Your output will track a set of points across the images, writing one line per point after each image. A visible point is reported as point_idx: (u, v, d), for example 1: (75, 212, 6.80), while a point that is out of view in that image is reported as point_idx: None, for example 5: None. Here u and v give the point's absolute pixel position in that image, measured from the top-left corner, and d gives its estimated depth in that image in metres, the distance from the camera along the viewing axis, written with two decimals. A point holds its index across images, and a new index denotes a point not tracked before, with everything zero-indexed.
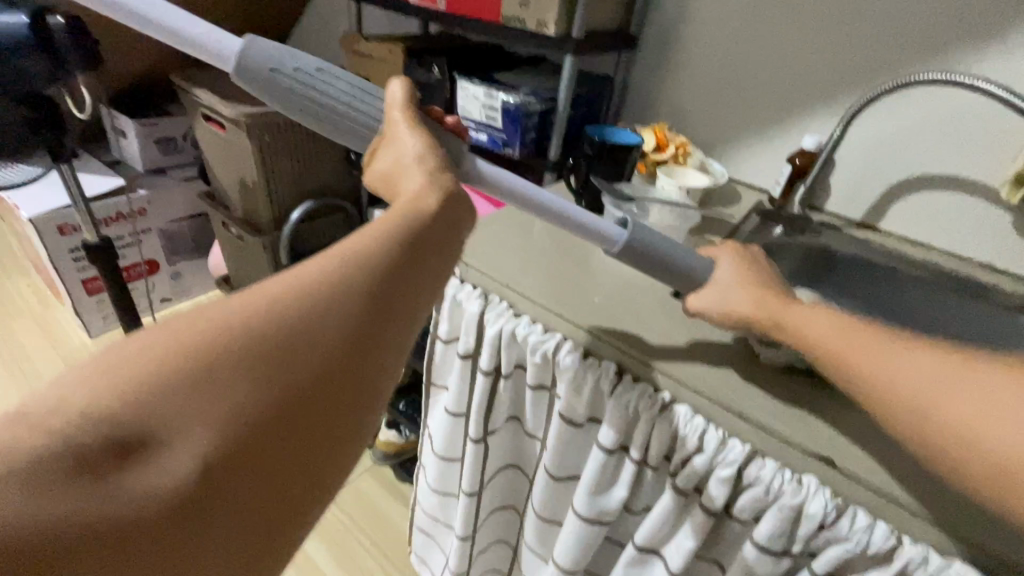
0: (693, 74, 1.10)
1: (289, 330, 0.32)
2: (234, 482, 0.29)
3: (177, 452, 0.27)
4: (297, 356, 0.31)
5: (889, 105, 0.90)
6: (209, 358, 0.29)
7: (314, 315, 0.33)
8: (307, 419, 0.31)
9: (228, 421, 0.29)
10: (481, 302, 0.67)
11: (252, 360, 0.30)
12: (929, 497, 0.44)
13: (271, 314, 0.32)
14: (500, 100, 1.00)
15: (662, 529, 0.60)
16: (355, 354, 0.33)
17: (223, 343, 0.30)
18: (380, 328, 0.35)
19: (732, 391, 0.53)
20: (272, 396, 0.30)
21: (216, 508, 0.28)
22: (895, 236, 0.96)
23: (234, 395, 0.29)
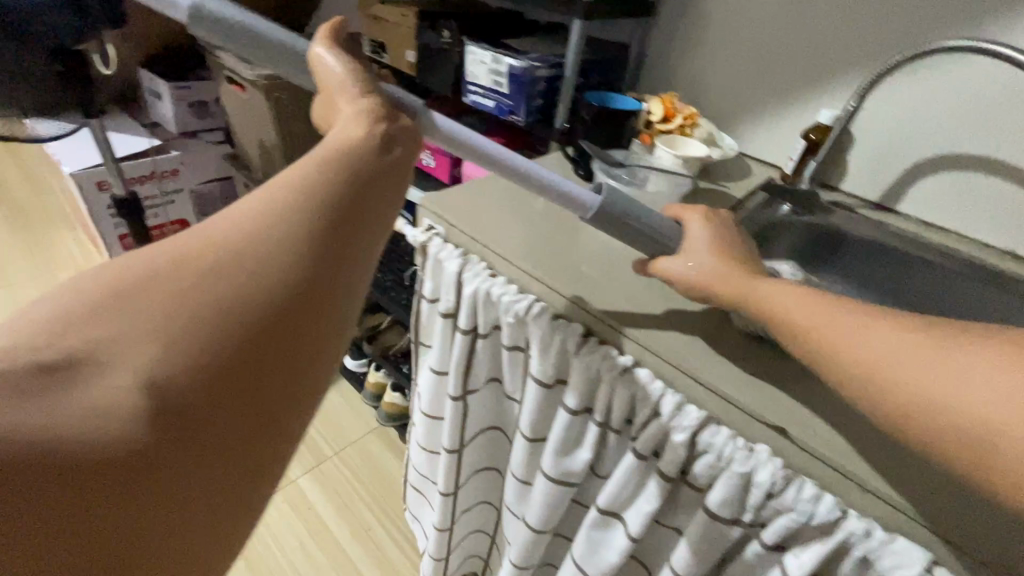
0: (711, 43, 1.05)
1: (232, 272, 0.30)
2: (177, 435, 0.27)
3: (110, 384, 0.26)
4: (251, 279, 0.31)
5: (914, 74, 0.84)
6: (144, 300, 0.28)
7: (262, 257, 0.31)
8: (278, 342, 0.31)
9: (183, 342, 0.28)
10: (460, 261, 0.68)
11: (202, 282, 0.30)
12: (879, 471, 0.44)
13: (215, 258, 0.31)
14: (506, 64, 0.99)
15: (623, 492, 0.61)
16: (320, 275, 0.33)
17: (167, 286, 0.29)
18: (331, 276, 0.33)
19: (695, 357, 0.53)
20: (215, 339, 0.29)
21: (166, 457, 0.27)
22: (910, 218, 0.91)
23: (177, 336, 0.28)
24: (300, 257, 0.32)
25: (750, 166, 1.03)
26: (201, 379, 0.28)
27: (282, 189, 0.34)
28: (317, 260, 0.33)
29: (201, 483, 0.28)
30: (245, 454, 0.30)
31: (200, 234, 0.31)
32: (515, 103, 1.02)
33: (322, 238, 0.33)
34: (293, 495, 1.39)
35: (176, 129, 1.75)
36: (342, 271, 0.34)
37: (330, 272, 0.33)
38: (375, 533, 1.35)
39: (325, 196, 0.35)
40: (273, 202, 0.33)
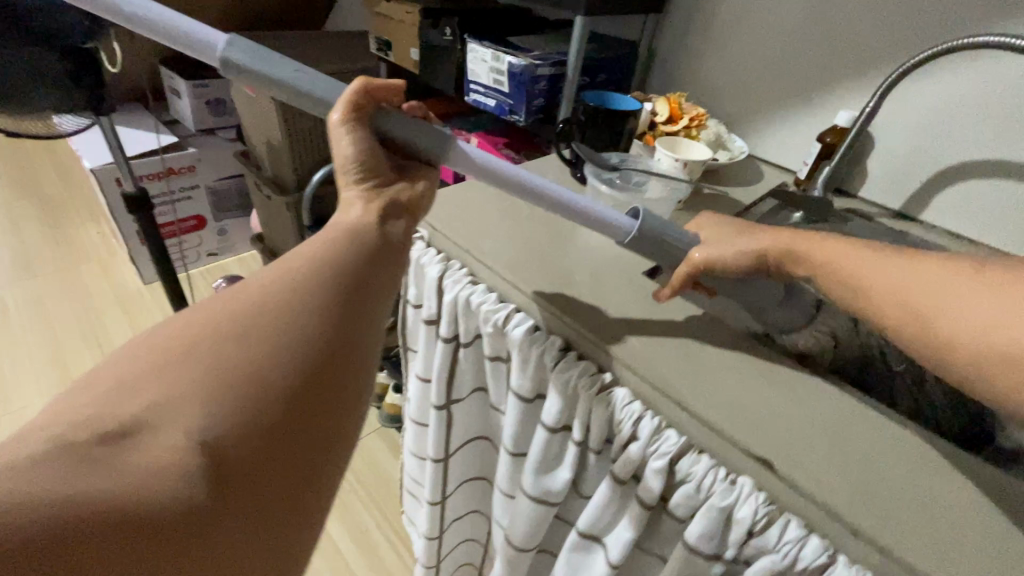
0: (723, 40, 1.00)
1: (264, 341, 0.35)
2: (231, 480, 0.30)
3: (166, 441, 0.30)
4: (282, 342, 0.35)
5: (942, 68, 0.77)
6: (188, 370, 0.32)
7: (290, 327, 0.36)
8: (311, 397, 0.35)
9: (224, 398, 0.32)
10: (441, 266, 0.65)
11: (236, 345, 0.34)
12: (868, 513, 0.40)
13: (246, 325, 0.35)
14: (506, 62, 0.96)
15: (603, 517, 0.57)
16: (340, 339, 0.38)
17: (202, 361, 0.33)
18: (347, 339, 0.38)
19: (677, 377, 0.49)
20: (257, 400, 0.33)
21: (219, 503, 0.30)
22: (935, 228, 0.85)
23: (220, 397, 0.32)
24: (321, 326, 0.37)
25: (763, 170, 0.98)
26: (242, 433, 0.32)
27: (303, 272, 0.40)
28: (338, 328, 0.38)
29: (246, 533, 0.31)
30: (281, 507, 0.32)
31: (232, 308, 0.36)
32: (516, 102, 0.99)
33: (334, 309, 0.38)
34: None
35: (193, 127, 1.78)
36: (356, 334, 0.39)
37: (343, 336, 0.38)
38: (372, 535, 1.34)
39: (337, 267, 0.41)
40: (293, 281, 0.39)
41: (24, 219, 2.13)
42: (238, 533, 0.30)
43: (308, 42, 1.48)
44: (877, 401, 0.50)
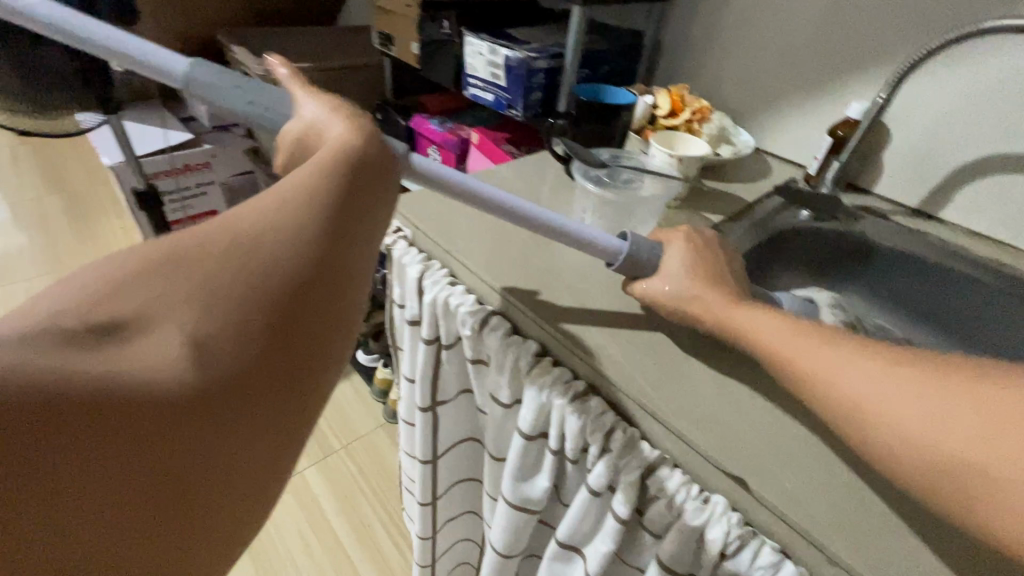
0: (732, 28, 0.96)
1: (262, 255, 0.30)
2: (224, 408, 0.27)
3: (146, 345, 0.25)
4: (282, 258, 0.30)
5: (964, 56, 0.72)
6: (166, 273, 0.27)
7: (283, 237, 0.31)
8: (311, 324, 0.31)
9: (219, 315, 0.27)
10: (422, 266, 0.64)
11: (232, 258, 0.29)
12: (844, 538, 0.37)
13: (234, 233, 0.30)
14: (502, 56, 0.94)
15: (581, 528, 0.55)
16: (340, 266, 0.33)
17: (186, 264, 0.28)
18: (348, 270, 0.34)
19: (653, 388, 0.47)
20: (257, 314, 0.28)
21: (216, 411, 0.26)
22: (956, 227, 0.79)
23: (206, 304, 0.27)
24: (318, 240, 0.32)
25: (771, 165, 0.94)
26: (233, 344, 0.27)
27: (301, 181, 0.34)
28: (340, 243, 0.33)
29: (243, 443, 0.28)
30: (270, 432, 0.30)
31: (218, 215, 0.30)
32: (513, 96, 0.97)
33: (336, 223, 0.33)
34: (298, 485, 1.39)
35: (207, 122, 1.80)
36: (354, 251, 0.34)
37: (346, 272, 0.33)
38: (374, 529, 1.34)
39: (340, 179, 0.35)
40: (290, 193, 0.33)
41: (52, 213, 2.20)
42: (235, 446, 0.27)
43: (313, 38, 1.48)
44: None
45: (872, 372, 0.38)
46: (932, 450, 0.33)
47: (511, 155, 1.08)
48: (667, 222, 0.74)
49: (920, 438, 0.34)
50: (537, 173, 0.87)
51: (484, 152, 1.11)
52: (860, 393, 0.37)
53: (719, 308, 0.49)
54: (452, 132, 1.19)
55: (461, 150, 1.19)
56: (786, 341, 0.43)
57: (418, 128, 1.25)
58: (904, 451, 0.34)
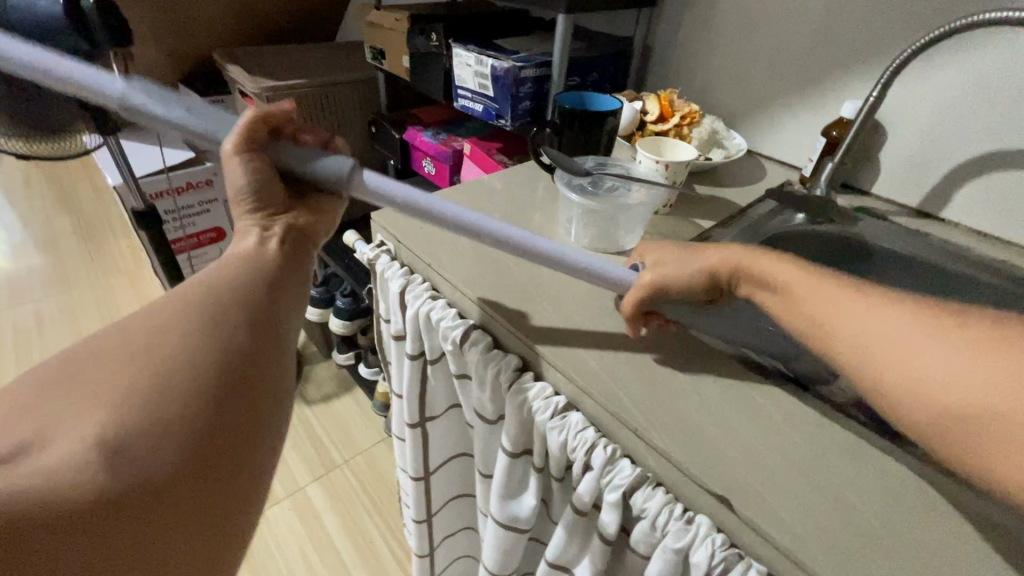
0: (721, 31, 0.94)
1: (167, 373, 0.39)
2: (139, 503, 0.34)
3: (70, 442, 0.34)
4: (182, 377, 0.39)
5: (955, 51, 0.70)
6: (111, 386, 0.37)
7: (176, 344, 0.41)
8: (220, 435, 0.39)
9: (152, 428, 0.36)
10: (404, 280, 0.63)
11: (144, 375, 0.38)
12: (833, 561, 0.35)
13: (152, 350, 0.40)
14: (488, 66, 0.93)
15: (569, 549, 0.53)
16: (249, 373, 0.43)
17: (117, 379, 0.37)
18: (249, 374, 0.43)
19: (634, 402, 0.45)
20: (170, 413, 0.37)
21: (140, 501, 0.34)
22: (958, 227, 0.77)
23: (135, 413, 0.36)
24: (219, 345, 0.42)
25: (766, 168, 0.92)
26: (157, 441, 0.36)
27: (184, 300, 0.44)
28: (245, 340, 0.44)
29: (171, 524, 0.36)
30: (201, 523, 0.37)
31: (124, 340, 0.40)
32: (502, 106, 0.96)
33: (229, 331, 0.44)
34: (300, 501, 1.38)
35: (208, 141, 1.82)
36: (254, 344, 0.45)
37: (258, 371, 0.44)
38: (376, 545, 1.32)
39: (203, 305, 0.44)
40: (176, 312, 0.43)
41: (61, 234, 2.23)
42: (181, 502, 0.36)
43: (308, 55, 1.50)
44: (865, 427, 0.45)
45: (908, 318, 0.34)
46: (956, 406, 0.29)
47: (503, 165, 1.07)
48: (657, 230, 0.73)
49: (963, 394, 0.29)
50: (527, 183, 0.86)
51: (477, 163, 1.10)
52: (892, 341, 0.33)
53: None
54: (446, 144, 1.19)
55: (455, 162, 1.19)
56: (807, 285, 0.40)
57: (412, 141, 1.25)
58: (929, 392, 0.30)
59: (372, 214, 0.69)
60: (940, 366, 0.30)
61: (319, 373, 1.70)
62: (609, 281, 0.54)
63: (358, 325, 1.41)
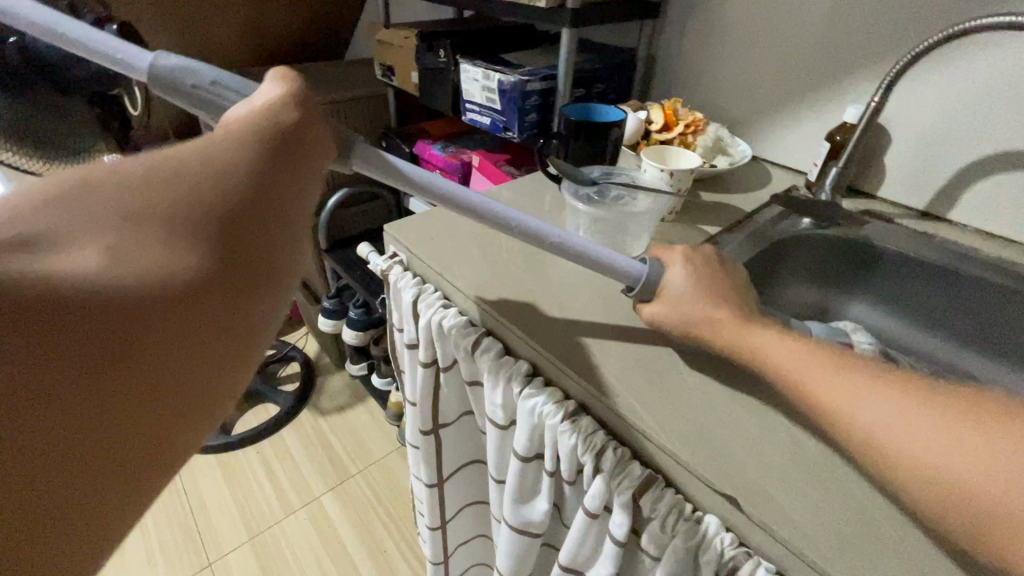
0: (723, 40, 0.96)
1: (176, 234, 0.29)
2: (107, 387, 0.26)
3: (68, 266, 0.25)
4: (193, 248, 0.29)
5: (955, 55, 0.71)
6: (112, 221, 0.27)
7: (208, 198, 0.31)
8: (208, 332, 0.30)
9: (143, 292, 0.27)
10: (416, 290, 0.65)
11: (155, 231, 0.28)
12: (840, 558, 0.36)
13: (173, 203, 0.29)
14: (495, 80, 0.96)
15: (582, 552, 0.53)
16: (252, 265, 0.32)
17: (123, 200, 0.28)
18: (259, 274, 0.33)
19: (642, 405, 0.47)
20: (165, 290, 0.28)
21: (108, 381, 0.26)
22: (966, 229, 0.77)
23: (126, 266, 0.27)
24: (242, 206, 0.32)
25: (771, 174, 0.93)
26: (147, 312, 0.27)
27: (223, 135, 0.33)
28: (258, 232, 0.33)
29: (135, 424, 0.27)
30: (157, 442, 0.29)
31: (163, 172, 0.30)
32: (509, 119, 0.98)
33: (260, 193, 0.33)
34: (315, 512, 1.39)
35: None
36: (275, 219, 0.34)
37: (262, 271, 0.33)
38: (390, 554, 1.33)
39: (260, 168, 0.34)
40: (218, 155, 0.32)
41: None
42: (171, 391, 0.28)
43: (320, 73, 1.54)
44: None
45: (893, 398, 0.36)
46: (921, 467, 0.33)
47: (510, 175, 1.10)
48: (663, 237, 0.74)
49: (927, 459, 0.33)
50: (536, 193, 0.87)
51: (485, 174, 1.12)
52: (874, 418, 0.36)
53: (720, 334, 0.48)
54: (455, 156, 1.22)
55: (464, 174, 1.21)
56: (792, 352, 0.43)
57: (422, 154, 1.28)
58: (903, 464, 0.34)
59: (385, 227, 0.71)
60: (912, 446, 0.34)
61: (332, 385, 1.72)
62: (613, 272, 0.54)
63: (371, 336, 1.43)
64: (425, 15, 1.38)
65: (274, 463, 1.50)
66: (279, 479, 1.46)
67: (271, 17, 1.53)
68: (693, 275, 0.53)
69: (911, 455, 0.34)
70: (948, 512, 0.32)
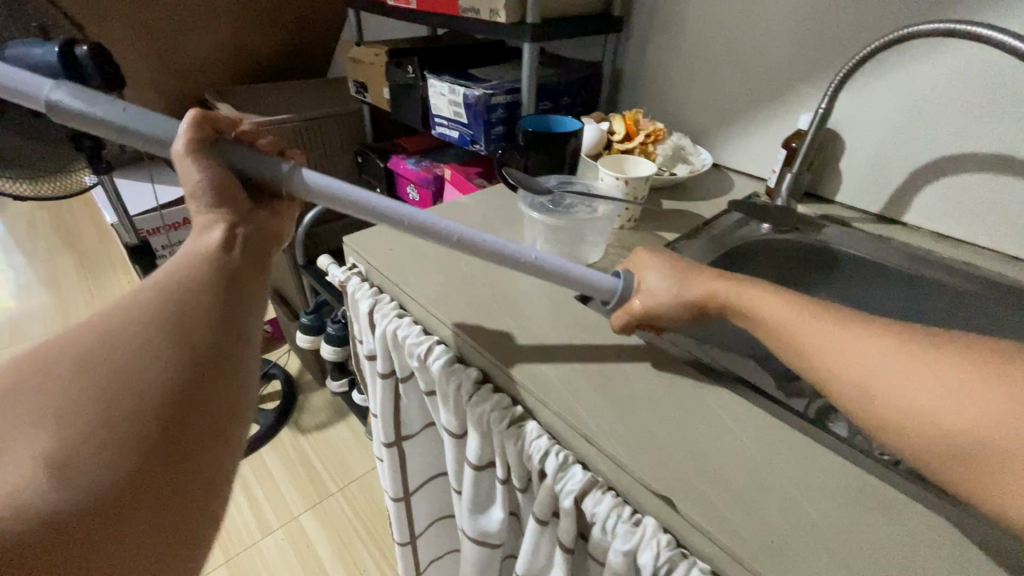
0: (684, 53, 0.99)
1: (128, 361, 0.34)
2: (118, 509, 0.30)
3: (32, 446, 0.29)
4: (147, 365, 0.34)
5: (894, 64, 0.74)
6: (72, 383, 0.32)
7: (155, 334, 0.35)
8: (186, 425, 0.34)
9: (122, 424, 0.32)
10: (371, 300, 0.65)
11: (106, 377, 0.33)
12: (772, 558, 0.36)
13: (118, 339, 0.34)
14: (461, 95, 0.97)
15: (536, 562, 0.52)
16: (206, 352, 0.37)
17: (75, 363, 0.33)
18: (219, 361, 0.37)
19: (586, 407, 0.47)
20: (135, 411, 0.32)
21: (109, 502, 0.30)
22: (921, 232, 0.78)
23: (88, 412, 0.31)
24: (185, 326, 0.37)
25: (733, 181, 0.95)
26: (114, 441, 0.31)
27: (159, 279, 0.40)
28: (202, 323, 0.38)
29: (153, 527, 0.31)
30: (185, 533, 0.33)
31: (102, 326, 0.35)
32: (476, 132, 1.00)
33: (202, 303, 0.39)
34: (294, 532, 1.37)
35: None
36: (222, 314, 0.39)
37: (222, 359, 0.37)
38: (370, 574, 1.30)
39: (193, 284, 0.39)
40: (149, 300, 0.37)
41: (64, 272, 2.26)
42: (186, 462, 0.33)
43: (298, 91, 1.56)
44: (816, 428, 0.45)
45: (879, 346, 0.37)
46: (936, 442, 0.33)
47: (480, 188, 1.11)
48: (622, 244, 0.75)
49: (929, 407, 0.32)
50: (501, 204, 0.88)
51: (456, 187, 1.13)
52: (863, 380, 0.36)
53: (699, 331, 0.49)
54: (428, 170, 1.23)
55: (437, 188, 1.23)
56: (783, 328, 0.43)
57: (397, 168, 1.30)
58: (909, 419, 0.33)
59: (345, 239, 0.71)
60: (927, 397, 0.33)
61: (313, 402, 1.71)
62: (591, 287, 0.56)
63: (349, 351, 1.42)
64: (399, 34, 1.41)
65: (252, 483, 1.47)
66: (257, 500, 1.43)
67: (248, 37, 1.55)
68: (648, 285, 0.53)
69: (908, 397, 0.33)
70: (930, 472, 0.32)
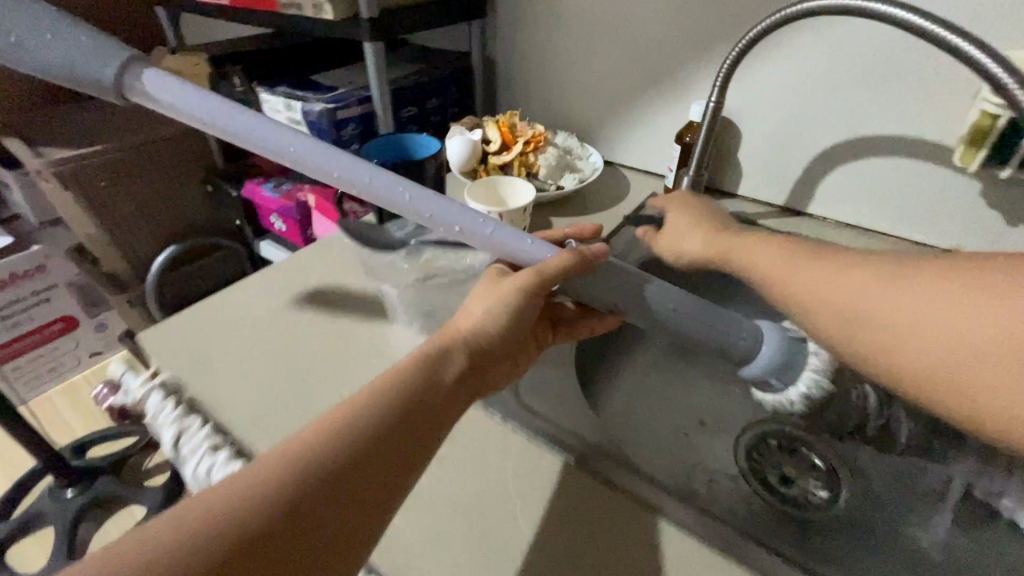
0: (557, 36, 0.85)
1: (383, 413, 0.34)
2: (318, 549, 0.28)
3: (286, 501, 0.29)
4: (381, 415, 0.33)
5: (785, 43, 0.64)
6: (320, 445, 0.31)
7: (425, 383, 0.36)
8: (387, 460, 0.32)
9: (338, 470, 0.31)
10: (178, 428, 0.48)
11: (364, 431, 0.32)
12: None
13: (389, 395, 0.35)
14: (298, 111, 0.79)
15: None
16: (421, 396, 0.35)
17: (329, 429, 0.32)
18: (447, 399, 0.36)
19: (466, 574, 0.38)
20: (359, 456, 0.32)
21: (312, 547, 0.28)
22: (826, 222, 0.72)
23: (310, 466, 0.30)
24: (421, 372, 0.36)
25: (630, 180, 0.84)
26: (326, 484, 0.30)
27: (339, 409, 0.33)
28: (448, 367, 0.38)
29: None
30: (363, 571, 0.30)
31: (391, 382, 0.36)
32: None
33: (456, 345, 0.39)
34: None
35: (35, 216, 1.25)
36: (467, 351, 0.39)
37: (452, 396, 0.37)
38: None
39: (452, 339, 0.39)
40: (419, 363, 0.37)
41: None
42: (354, 547, 0.30)
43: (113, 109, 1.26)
44: None
45: (884, 275, 0.37)
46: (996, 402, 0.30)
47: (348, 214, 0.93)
48: None
49: (938, 331, 0.32)
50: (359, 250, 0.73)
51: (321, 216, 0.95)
52: (894, 307, 0.35)
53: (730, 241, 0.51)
54: (289, 196, 1.04)
55: (304, 215, 1.04)
56: (780, 267, 0.44)
57: (253, 197, 1.09)
58: (931, 348, 0.33)
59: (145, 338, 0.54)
60: (935, 326, 0.33)
61: None
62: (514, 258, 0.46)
63: None
64: (228, 30, 1.16)
65: None
66: None
67: None
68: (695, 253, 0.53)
69: (926, 333, 0.33)
70: (970, 415, 0.31)
